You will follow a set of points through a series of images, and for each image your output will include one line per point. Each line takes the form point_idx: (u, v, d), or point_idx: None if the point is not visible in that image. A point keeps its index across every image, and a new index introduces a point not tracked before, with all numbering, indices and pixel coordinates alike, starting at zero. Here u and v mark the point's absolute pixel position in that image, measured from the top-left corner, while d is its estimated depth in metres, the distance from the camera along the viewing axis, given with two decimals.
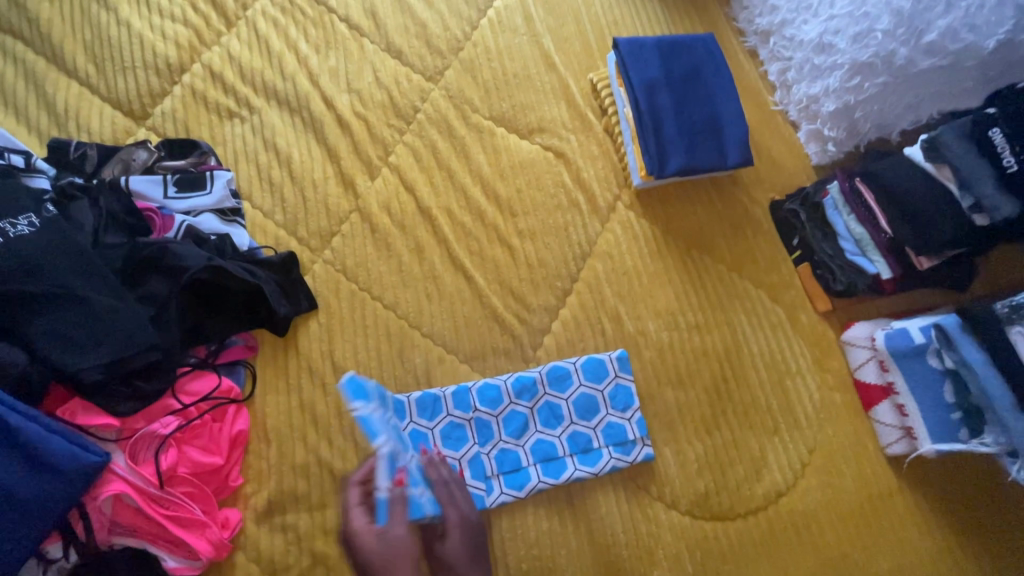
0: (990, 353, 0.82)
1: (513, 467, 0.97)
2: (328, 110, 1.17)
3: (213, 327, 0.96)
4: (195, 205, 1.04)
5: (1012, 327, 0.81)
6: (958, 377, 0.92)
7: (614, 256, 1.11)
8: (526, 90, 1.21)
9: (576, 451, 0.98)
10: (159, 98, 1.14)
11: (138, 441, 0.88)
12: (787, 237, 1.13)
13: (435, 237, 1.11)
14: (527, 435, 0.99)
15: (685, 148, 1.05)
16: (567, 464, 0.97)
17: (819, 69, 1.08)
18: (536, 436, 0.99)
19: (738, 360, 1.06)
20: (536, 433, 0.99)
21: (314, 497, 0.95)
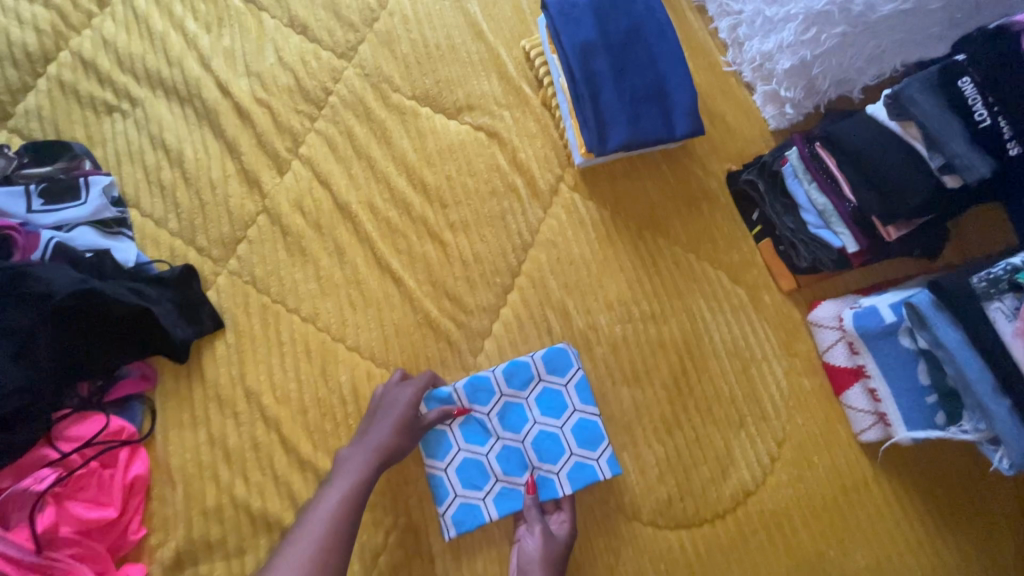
0: (966, 331, 0.73)
1: (506, 489, 0.86)
2: (225, 98, 1.02)
3: (93, 361, 0.83)
4: (67, 218, 0.89)
5: (990, 302, 0.72)
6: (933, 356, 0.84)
7: (558, 245, 1.00)
8: (451, 63, 1.07)
9: (574, 478, 0.86)
10: (20, 94, 0.98)
11: (7, 502, 0.75)
12: (746, 212, 1.04)
13: (357, 236, 0.99)
14: (514, 449, 0.88)
15: (627, 119, 0.93)
16: (557, 483, 0.87)
17: (771, 22, 0.98)
18: (537, 460, 0.88)
19: (699, 350, 0.97)
20: (526, 446, 0.88)
21: (229, 543, 0.84)
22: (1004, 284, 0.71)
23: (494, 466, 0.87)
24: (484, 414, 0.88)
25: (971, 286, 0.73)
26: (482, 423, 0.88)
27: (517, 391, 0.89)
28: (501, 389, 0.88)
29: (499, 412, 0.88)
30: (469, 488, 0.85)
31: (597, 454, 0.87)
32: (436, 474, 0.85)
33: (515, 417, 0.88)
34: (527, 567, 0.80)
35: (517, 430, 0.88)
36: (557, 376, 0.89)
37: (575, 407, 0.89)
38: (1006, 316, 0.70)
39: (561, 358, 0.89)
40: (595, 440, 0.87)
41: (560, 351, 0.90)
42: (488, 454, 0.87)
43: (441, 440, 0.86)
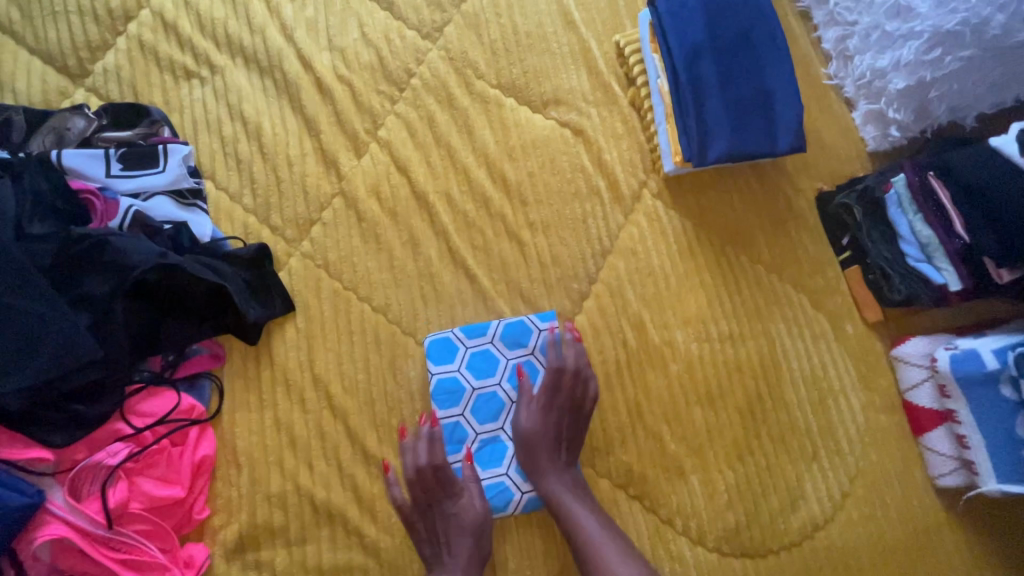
0: None
1: None
2: (305, 71, 0.99)
3: (167, 336, 0.81)
4: (145, 185, 0.87)
5: None
6: None
7: (638, 253, 0.97)
8: (540, 53, 1.02)
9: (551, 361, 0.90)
10: (99, 52, 0.95)
11: (79, 474, 0.74)
12: (835, 235, 0.99)
13: (432, 227, 0.96)
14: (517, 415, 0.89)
15: (728, 130, 0.89)
16: None
17: (889, 38, 0.91)
18: None
19: (775, 376, 0.94)
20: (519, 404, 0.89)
21: (292, 531, 0.83)
22: None
23: None
24: (477, 433, 0.87)
25: None
26: (484, 442, 0.87)
27: (461, 400, 0.88)
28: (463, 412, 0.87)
29: (475, 419, 0.88)
30: None
31: (538, 333, 0.90)
32: (522, 501, 0.85)
33: (488, 406, 0.88)
34: (532, 446, 0.84)
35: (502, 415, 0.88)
36: (447, 365, 0.88)
37: (497, 357, 0.90)
38: None
39: (444, 347, 0.88)
40: (525, 332, 0.90)
41: (434, 341, 0.89)
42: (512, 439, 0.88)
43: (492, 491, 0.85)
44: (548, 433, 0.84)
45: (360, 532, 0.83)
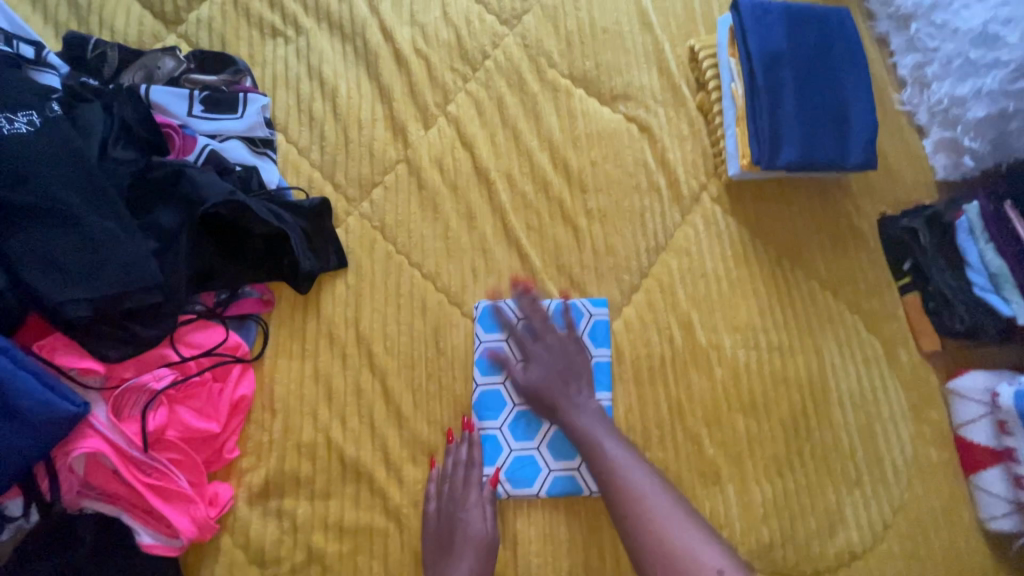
0: None
1: None
2: (385, 41, 1.02)
3: (224, 272, 0.83)
4: (222, 128, 0.90)
5: None
6: None
7: (692, 254, 0.96)
8: (614, 49, 1.04)
9: (598, 344, 0.89)
10: (196, 4, 1.00)
11: (122, 394, 0.75)
12: (896, 260, 0.97)
13: (489, 204, 0.96)
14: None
15: (800, 136, 0.88)
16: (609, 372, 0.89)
17: (972, 66, 0.90)
18: None
19: (822, 394, 0.91)
20: None
21: (318, 484, 0.82)
22: None
23: None
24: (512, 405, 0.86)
25: None
26: (518, 416, 0.86)
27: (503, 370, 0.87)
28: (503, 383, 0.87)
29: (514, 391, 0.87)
30: (570, 456, 0.84)
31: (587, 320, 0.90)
32: (548, 480, 0.83)
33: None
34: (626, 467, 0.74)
35: None
36: (494, 334, 0.88)
37: None
38: None
39: (494, 316, 0.89)
40: (577, 315, 0.90)
41: (484, 309, 0.90)
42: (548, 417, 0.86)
43: (516, 465, 0.84)
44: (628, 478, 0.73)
45: (385, 494, 0.82)
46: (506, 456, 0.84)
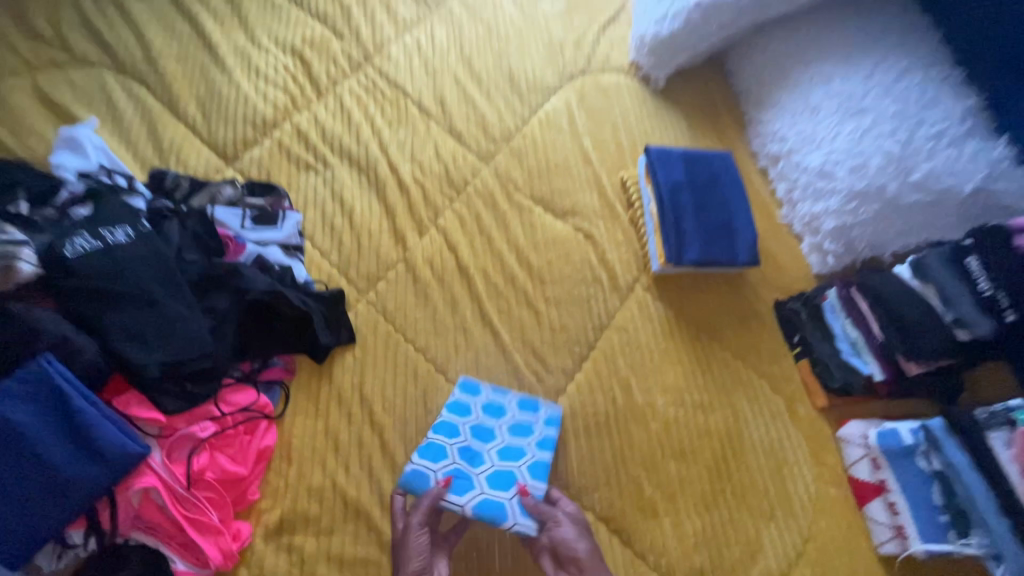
0: (972, 455, 0.95)
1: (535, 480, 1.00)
2: (391, 173, 1.34)
3: (260, 346, 1.07)
4: (266, 237, 1.18)
5: (989, 431, 0.94)
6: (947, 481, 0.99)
7: (629, 331, 1.22)
8: (565, 177, 1.37)
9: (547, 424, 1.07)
10: (250, 146, 1.33)
11: (175, 442, 0.94)
12: (788, 334, 1.23)
13: (469, 293, 1.23)
14: (503, 447, 1.03)
15: (700, 242, 1.19)
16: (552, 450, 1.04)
17: (820, 191, 1.23)
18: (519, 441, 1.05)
19: (738, 443, 1.13)
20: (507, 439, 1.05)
21: (324, 521, 0.98)
22: (1002, 418, 0.94)
23: (505, 464, 1.01)
24: (467, 440, 1.03)
25: (975, 416, 0.96)
26: (468, 447, 1.02)
27: (468, 415, 1.06)
28: (465, 423, 1.05)
29: (472, 432, 1.04)
30: (501, 493, 0.98)
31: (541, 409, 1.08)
32: (475, 501, 0.96)
33: (485, 429, 1.05)
34: None
35: (488, 437, 1.04)
36: (471, 388, 1.08)
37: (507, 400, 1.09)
38: (1003, 444, 0.92)
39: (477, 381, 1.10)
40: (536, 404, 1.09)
41: (468, 378, 1.10)
42: (491, 459, 1.02)
43: (453, 475, 0.98)
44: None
45: (379, 529, 0.98)
46: (444, 467, 0.98)
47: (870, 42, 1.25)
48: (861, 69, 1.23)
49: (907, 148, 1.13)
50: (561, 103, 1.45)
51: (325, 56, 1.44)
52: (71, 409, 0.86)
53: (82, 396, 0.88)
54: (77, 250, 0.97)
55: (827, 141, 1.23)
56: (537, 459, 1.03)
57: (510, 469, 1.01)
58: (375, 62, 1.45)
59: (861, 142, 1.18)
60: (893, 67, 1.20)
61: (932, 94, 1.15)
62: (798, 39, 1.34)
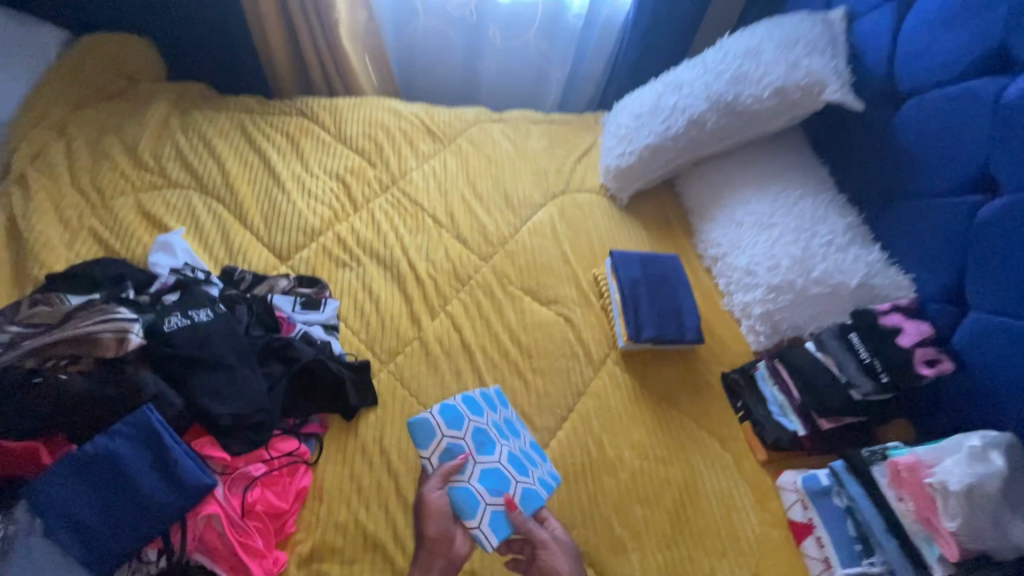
0: (866, 490, 1.18)
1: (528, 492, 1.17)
2: (410, 268, 1.68)
3: (304, 405, 1.34)
4: (311, 319, 1.48)
5: (873, 464, 1.17)
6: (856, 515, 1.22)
7: (601, 397, 1.48)
8: (549, 273, 1.71)
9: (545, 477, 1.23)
10: (299, 249, 1.68)
11: (235, 478, 1.18)
12: (733, 400, 1.49)
13: (471, 365, 1.51)
14: (508, 453, 1.21)
15: (654, 324, 1.50)
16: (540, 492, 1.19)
17: (747, 285, 1.56)
18: (521, 455, 1.23)
19: (694, 490, 1.35)
20: (512, 448, 1.23)
21: (347, 552, 1.18)
22: (879, 453, 1.18)
23: (505, 462, 1.19)
24: (481, 426, 1.22)
25: (862, 453, 1.20)
26: (477, 434, 1.20)
27: (487, 413, 1.26)
28: (482, 418, 1.24)
29: (490, 429, 1.23)
30: (491, 485, 1.14)
31: (541, 466, 1.26)
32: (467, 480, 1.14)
33: (500, 432, 1.25)
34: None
35: (499, 437, 1.23)
36: (495, 403, 1.30)
37: (517, 426, 1.31)
38: (882, 474, 1.15)
39: (498, 398, 1.33)
40: (537, 461, 1.27)
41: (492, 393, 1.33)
42: (496, 454, 1.19)
43: (447, 449, 1.17)
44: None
45: (393, 559, 1.18)
46: (443, 437, 1.17)
47: (776, 173, 1.63)
48: (769, 194, 1.61)
49: (806, 253, 1.47)
50: (546, 217, 1.84)
51: (362, 180, 1.85)
52: (164, 446, 1.11)
53: (172, 437, 1.13)
54: (172, 325, 1.28)
55: (749, 246, 1.58)
56: (532, 488, 1.18)
57: (507, 467, 1.18)
58: (400, 186, 1.86)
59: (773, 249, 1.52)
60: (793, 192, 1.57)
61: (821, 213, 1.52)
62: (725, 170, 1.73)
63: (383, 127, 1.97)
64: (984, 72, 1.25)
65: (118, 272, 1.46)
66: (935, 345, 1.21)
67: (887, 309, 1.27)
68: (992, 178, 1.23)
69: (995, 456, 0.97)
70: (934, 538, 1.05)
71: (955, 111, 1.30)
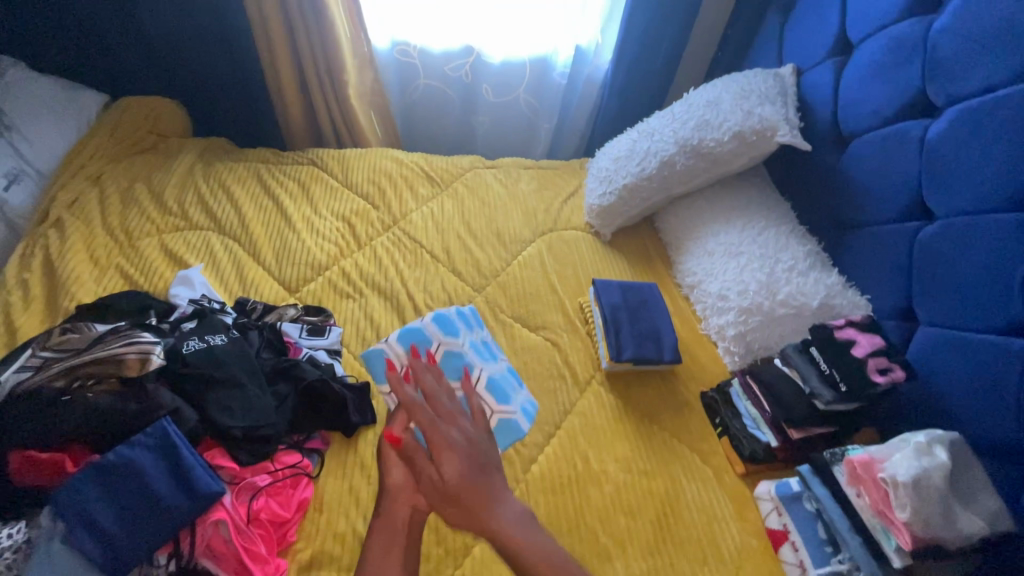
0: (830, 490, 1.28)
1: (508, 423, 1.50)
2: (409, 299, 1.81)
3: (308, 423, 1.44)
4: (317, 343, 1.61)
5: (834, 465, 1.29)
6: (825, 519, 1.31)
7: (587, 414, 1.57)
8: (538, 301, 1.84)
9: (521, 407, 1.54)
10: (307, 282, 1.83)
11: (242, 488, 1.27)
12: (712, 416, 1.58)
13: None
14: (489, 381, 1.57)
15: (634, 345, 1.62)
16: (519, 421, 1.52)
17: (721, 309, 1.68)
18: (497, 380, 1.59)
19: (676, 501, 1.41)
20: (488, 374, 1.59)
21: (345, 560, 1.25)
22: (838, 454, 1.30)
23: (484, 385, 1.56)
24: (460, 351, 1.62)
25: (824, 455, 1.32)
26: (456, 365, 1.60)
27: (462, 342, 1.65)
28: (454, 343, 1.64)
29: (467, 357, 1.62)
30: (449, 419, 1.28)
31: (521, 394, 1.59)
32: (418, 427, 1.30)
33: (477, 354, 1.64)
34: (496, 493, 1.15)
35: (474, 364, 1.61)
36: (465, 333, 1.68)
37: (495, 354, 1.67)
38: (842, 473, 1.27)
39: (467, 320, 1.72)
40: (514, 385, 1.60)
41: (460, 313, 1.73)
42: (479, 378, 1.58)
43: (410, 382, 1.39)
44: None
45: None
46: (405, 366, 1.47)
47: (741, 208, 1.80)
48: (736, 226, 1.76)
49: (771, 278, 1.59)
50: (534, 251, 1.99)
51: (366, 221, 2.02)
52: (179, 455, 1.21)
53: (187, 447, 1.23)
54: (190, 348, 1.41)
55: (720, 274, 1.71)
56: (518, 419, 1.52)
57: (489, 397, 1.53)
58: (400, 225, 2.03)
59: (742, 275, 1.65)
60: (757, 224, 1.73)
61: (783, 241, 1.66)
62: (696, 207, 1.90)
63: (386, 173, 2.17)
64: (911, 115, 1.42)
65: (142, 302, 1.60)
66: (887, 356, 1.32)
67: (842, 325, 1.41)
68: (926, 206, 1.38)
69: (939, 450, 1.10)
70: (889, 529, 1.14)
71: (890, 148, 1.47)
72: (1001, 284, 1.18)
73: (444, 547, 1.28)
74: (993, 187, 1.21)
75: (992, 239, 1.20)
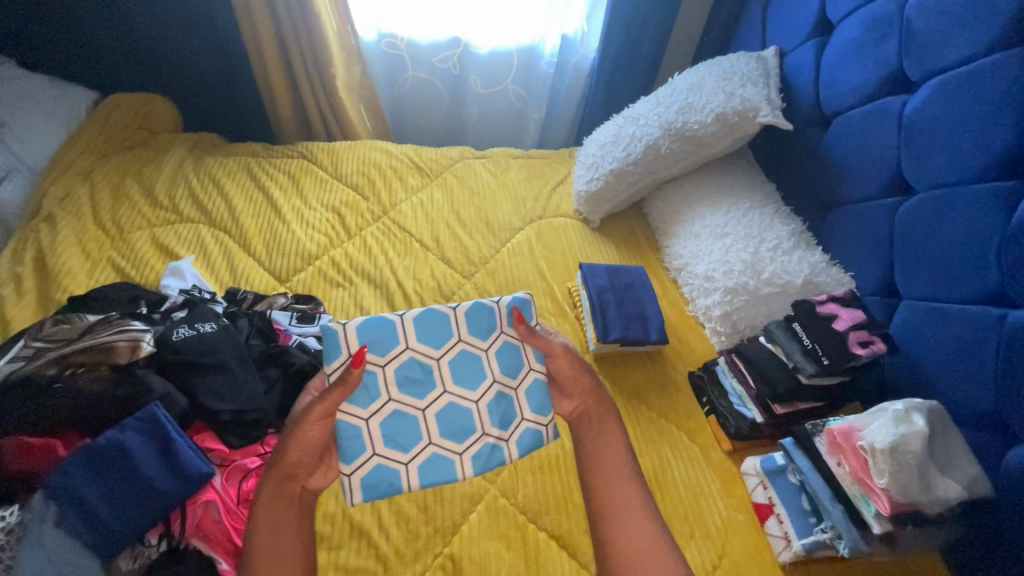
0: (812, 462, 1.33)
1: (444, 463, 1.20)
2: (399, 287, 1.83)
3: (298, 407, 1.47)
4: (307, 331, 1.63)
5: (816, 436, 1.33)
6: (808, 491, 1.34)
7: None
8: (526, 287, 1.85)
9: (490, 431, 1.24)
10: (298, 272, 1.85)
11: (232, 470, 1.31)
12: (699, 396, 1.60)
13: None
14: (444, 404, 1.24)
15: (620, 326, 1.63)
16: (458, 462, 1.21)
17: (707, 290, 1.68)
18: (462, 401, 1.25)
19: (663, 478, 1.42)
20: (448, 393, 1.24)
21: (334, 539, 1.27)
22: (820, 425, 1.34)
23: (439, 410, 1.23)
24: (428, 359, 1.25)
25: (807, 428, 1.35)
26: (418, 373, 1.24)
27: (437, 343, 1.26)
28: (422, 350, 1.25)
29: (424, 364, 1.25)
30: (386, 445, 1.20)
31: (484, 421, 1.25)
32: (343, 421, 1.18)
33: (456, 364, 1.26)
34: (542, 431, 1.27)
35: (433, 381, 1.25)
36: (441, 331, 1.27)
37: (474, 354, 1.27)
38: (823, 443, 1.31)
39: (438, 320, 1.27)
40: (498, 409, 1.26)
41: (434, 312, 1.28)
42: (439, 395, 1.24)
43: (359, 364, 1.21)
44: (623, 545, 1.11)
45: (377, 545, 1.26)
46: (354, 343, 1.21)
47: (727, 190, 1.81)
48: (722, 208, 1.77)
49: (756, 257, 1.60)
50: (523, 238, 2.00)
51: (355, 212, 2.03)
52: (168, 438, 1.23)
53: (177, 431, 1.25)
54: (180, 336, 1.42)
55: (706, 255, 1.72)
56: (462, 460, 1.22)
57: (436, 426, 1.23)
58: (390, 215, 2.04)
59: (727, 255, 1.66)
60: (742, 205, 1.74)
61: (767, 222, 1.67)
62: (682, 191, 1.91)
63: (375, 163, 2.18)
64: (889, 92, 1.44)
65: (133, 293, 1.62)
66: (868, 330, 1.34)
67: (824, 300, 1.43)
68: (905, 181, 1.39)
69: (917, 417, 1.17)
70: (868, 495, 1.20)
71: (871, 125, 1.48)
72: (976, 253, 1.19)
73: (432, 526, 1.30)
74: (968, 159, 1.22)
75: (967, 211, 1.22)
